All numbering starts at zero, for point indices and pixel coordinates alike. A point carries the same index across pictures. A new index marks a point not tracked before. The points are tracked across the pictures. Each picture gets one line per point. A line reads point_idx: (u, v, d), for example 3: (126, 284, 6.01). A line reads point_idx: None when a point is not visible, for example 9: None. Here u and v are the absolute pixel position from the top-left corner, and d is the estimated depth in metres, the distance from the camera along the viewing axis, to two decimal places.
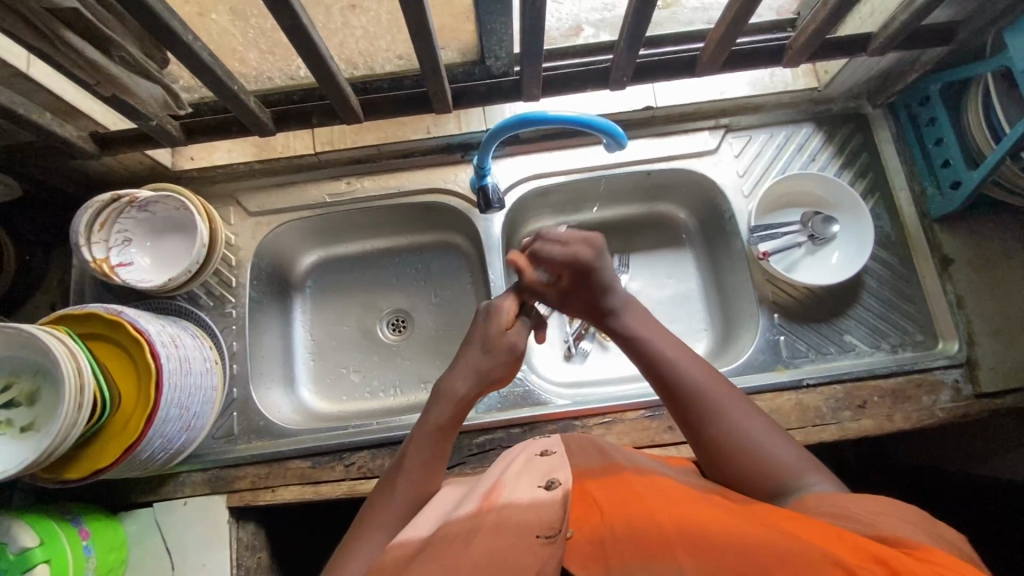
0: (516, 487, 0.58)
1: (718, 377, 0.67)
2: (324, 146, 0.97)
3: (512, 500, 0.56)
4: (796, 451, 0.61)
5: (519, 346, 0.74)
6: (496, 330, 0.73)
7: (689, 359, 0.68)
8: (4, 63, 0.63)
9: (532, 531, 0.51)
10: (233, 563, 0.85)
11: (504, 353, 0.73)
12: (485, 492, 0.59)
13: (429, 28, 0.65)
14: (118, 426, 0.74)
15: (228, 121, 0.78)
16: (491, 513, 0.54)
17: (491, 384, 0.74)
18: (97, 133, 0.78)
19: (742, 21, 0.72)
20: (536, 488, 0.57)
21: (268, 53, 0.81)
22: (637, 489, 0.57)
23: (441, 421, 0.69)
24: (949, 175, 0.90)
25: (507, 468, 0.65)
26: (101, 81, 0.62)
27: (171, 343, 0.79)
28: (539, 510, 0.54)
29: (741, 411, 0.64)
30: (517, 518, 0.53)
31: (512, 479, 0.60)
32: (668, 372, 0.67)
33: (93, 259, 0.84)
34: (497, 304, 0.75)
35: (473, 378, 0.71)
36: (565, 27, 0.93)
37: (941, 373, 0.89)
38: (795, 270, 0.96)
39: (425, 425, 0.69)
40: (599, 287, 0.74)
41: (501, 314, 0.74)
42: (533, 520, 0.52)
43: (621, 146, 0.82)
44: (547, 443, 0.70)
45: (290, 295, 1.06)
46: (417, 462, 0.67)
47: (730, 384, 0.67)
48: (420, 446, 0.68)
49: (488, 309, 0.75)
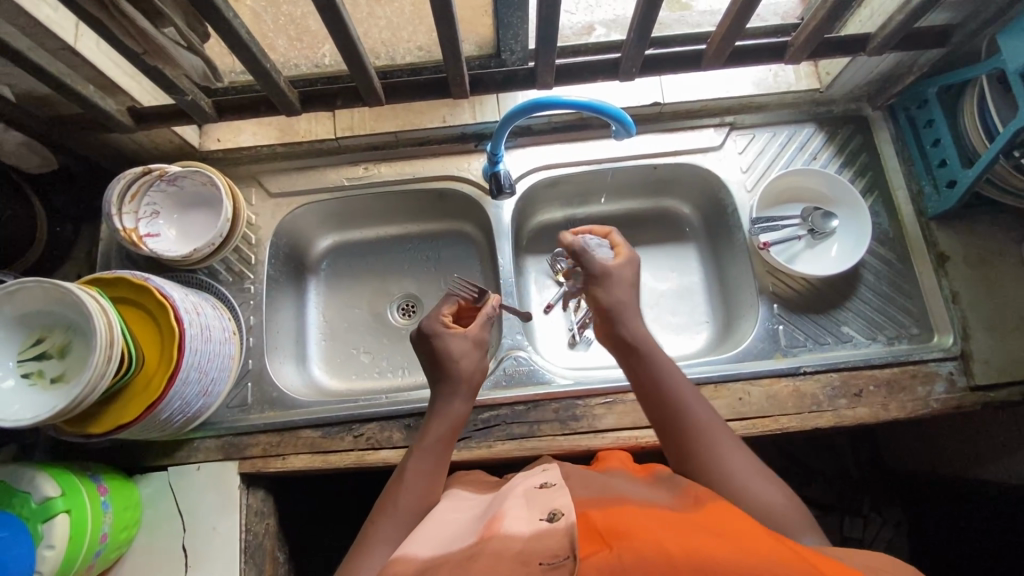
0: (518, 518, 0.57)
1: (721, 423, 0.71)
2: (344, 131, 1.02)
3: (514, 532, 0.54)
4: (788, 496, 0.65)
5: (484, 341, 0.80)
6: (455, 350, 0.76)
7: (696, 398, 0.72)
8: (55, 36, 0.69)
9: (534, 558, 0.49)
10: (243, 528, 0.87)
11: (475, 353, 0.78)
12: (488, 521, 0.58)
13: (452, 14, 0.69)
14: (142, 385, 0.78)
15: (258, 100, 0.83)
16: (493, 543, 0.53)
17: (479, 379, 0.78)
18: (134, 107, 0.82)
19: (744, 17, 0.76)
20: (537, 521, 0.55)
21: (296, 40, 0.87)
22: (642, 518, 0.56)
23: (439, 433, 0.74)
24: (945, 175, 0.93)
25: (506, 499, 0.63)
26: (149, 49, 0.67)
27: (194, 310, 0.83)
28: (540, 541, 0.51)
29: (738, 455, 0.68)
30: (519, 547, 0.51)
31: (513, 509, 0.59)
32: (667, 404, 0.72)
33: (123, 228, 0.89)
34: (438, 329, 0.78)
35: (466, 394, 0.76)
36: (577, 27, 0.98)
37: (936, 365, 0.91)
38: (796, 261, 0.99)
39: (427, 439, 0.74)
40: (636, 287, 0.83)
41: (452, 336, 0.77)
42: (536, 547, 0.51)
43: (629, 133, 0.85)
44: (546, 475, 0.67)
45: (305, 277, 1.10)
46: (419, 471, 0.71)
47: (731, 431, 0.71)
48: (422, 455, 0.73)
49: (425, 334, 0.78)
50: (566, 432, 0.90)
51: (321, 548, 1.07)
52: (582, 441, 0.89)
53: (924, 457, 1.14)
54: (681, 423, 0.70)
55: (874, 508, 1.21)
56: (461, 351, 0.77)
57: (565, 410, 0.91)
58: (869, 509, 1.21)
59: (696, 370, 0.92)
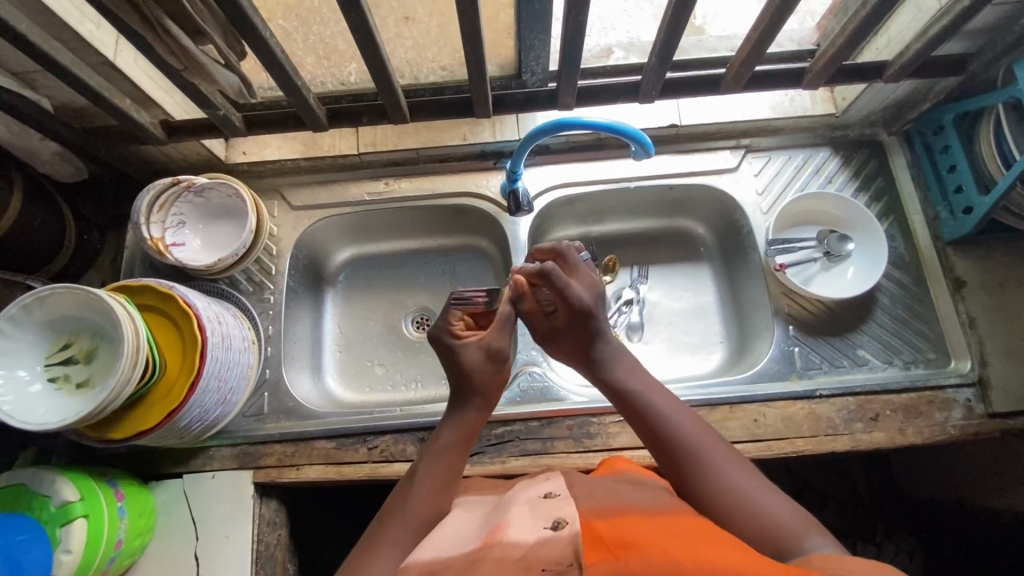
0: (522, 525, 0.56)
1: (702, 426, 0.71)
2: (367, 146, 1.04)
3: (517, 539, 0.53)
4: (795, 510, 0.63)
5: (501, 350, 0.74)
6: (469, 363, 0.73)
7: (671, 404, 0.72)
8: (97, 52, 0.72)
9: (537, 564, 0.50)
10: (255, 538, 0.88)
11: (496, 364, 0.74)
12: (491, 527, 0.58)
13: (479, 36, 0.72)
14: (162, 393, 0.79)
15: (287, 117, 0.86)
16: (495, 548, 0.53)
17: (497, 388, 0.75)
18: (168, 121, 0.86)
19: (764, 44, 0.78)
20: (543, 529, 0.54)
21: (324, 59, 0.90)
22: (652, 528, 0.54)
23: (449, 440, 0.72)
24: (962, 202, 0.94)
25: (508, 507, 0.62)
26: (190, 66, 0.71)
27: (216, 319, 0.84)
28: (545, 549, 0.51)
29: (725, 460, 0.67)
30: (521, 553, 0.51)
31: (518, 515, 0.57)
32: (654, 415, 0.71)
33: (150, 238, 0.91)
34: (449, 342, 0.74)
35: (480, 405, 0.74)
36: (596, 49, 1.00)
37: (953, 391, 0.91)
38: (812, 284, 1.00)
39: (437, 442, 0.73)
40: (591, 335, 0.75)
41: (465, 348, 0.73)
42: (539, 554, 0.51)
43: (648, 154, 0.87)
44: (550, 485, 0.66)
45: (322, 288, 1.11)
46: (428, 478, 0.70)
47: (714, 432, 0.71)
48: (432, 458, 0.71)
49: (445, 346, 0.74)
50: (580, 449, 0.90)
51: (330, 564, 1.06)
52: (595, 460, 0.89)
53: (940, 486, 1.12)
54: (666, 430, 0.70)
55: (887, 535, 1.17)
56: (474, 363, 0.73)
57: (578, 428, 0.91)
58: (882, 536, 1.18)
59: (712, 390, 0.92)
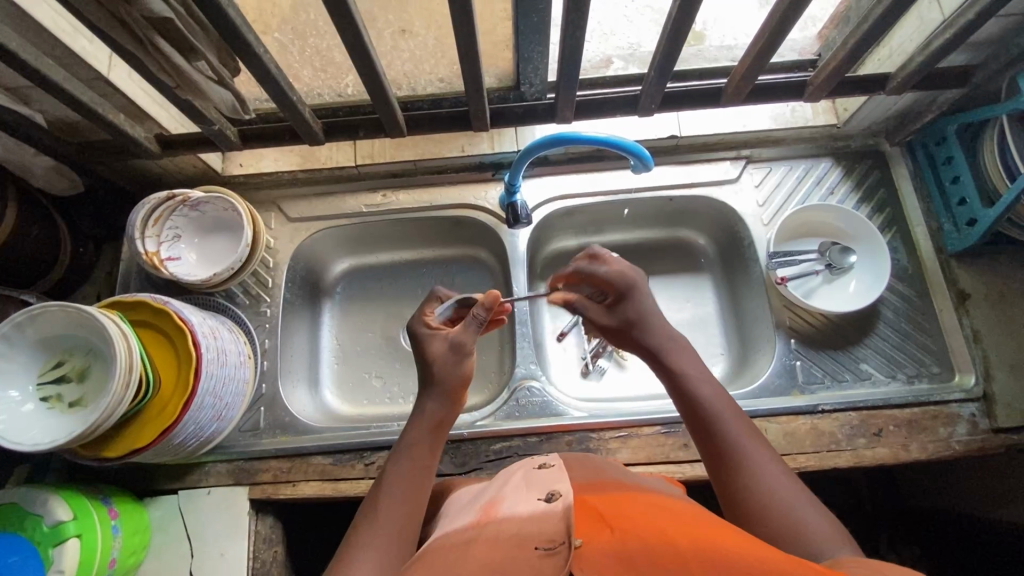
0: (517, 501, 0.55)
1: (750, 428, 0.64)
2: (364, 159, 1.04)
3: (511, 515, 0.52)
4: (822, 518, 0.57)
5: (464, 342, 0.72)
6: (432, 351, 0.72)
7: (721, 400, 0.66)
8: (89, 68, 0.71)
9: (531, 543, 0.46)
10: (251, 555, 0.87)
11: (458, 356, 0.72)
12: (485, 505, 0.56)
13: (475, 50, 0.71)
14: (156, 410, 0.78)
15: (283, 130, 0.86)
16: (490, 525, 0.51)
17: (462, 384, 0.72)
18: (161, 135, 0.85)
19: (764, 58, 0.78)
20: (537, 502, 0.52)
21: (320, 71, 0.89)
22: (645, 505, 0.53)
23: (415, 436, 0.69)
24: (965, 214, 0.92)
25: (505, 483, 0.62)
26: (181, 83, 0.70)
27: (211, 335, 0.83)
28: (539, 524, 0.48)
29: (770, 470, 0.60)
30: (515, 530, 0.49)
31: (513, 491, 0.57)
32: (702, 410, 0.65)
33: (145, 251, 0.90)
34: (417, 330, 0.75)
35: (444, 398, 0.71)
36: (595, 59, 0.99)
37: (957, 406, 0.89)
38: (813, 297, 0.99)
39: (409, 438, 0.69)
40: (641, 318, 0.73)
41: (429, 338, 0.73)
42: (533, 531, 0.47)
43: (647, 167, 0.86)
44: (547, 458, 0.67)
45: (320, 300, 1.10)
46: (397, 475, 0.65)
47: (761, 438, 0.64)
48: (400, 457, 0.67)
49: (413, 334, 0.75)
50: None
51: None
52: None
53: (945, 500, 1.10)
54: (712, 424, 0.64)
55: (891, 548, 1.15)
56: (437, 351, 0.72)
57: (578, 444, 0.90)
58: (885, 547, 1.16)
59: None
